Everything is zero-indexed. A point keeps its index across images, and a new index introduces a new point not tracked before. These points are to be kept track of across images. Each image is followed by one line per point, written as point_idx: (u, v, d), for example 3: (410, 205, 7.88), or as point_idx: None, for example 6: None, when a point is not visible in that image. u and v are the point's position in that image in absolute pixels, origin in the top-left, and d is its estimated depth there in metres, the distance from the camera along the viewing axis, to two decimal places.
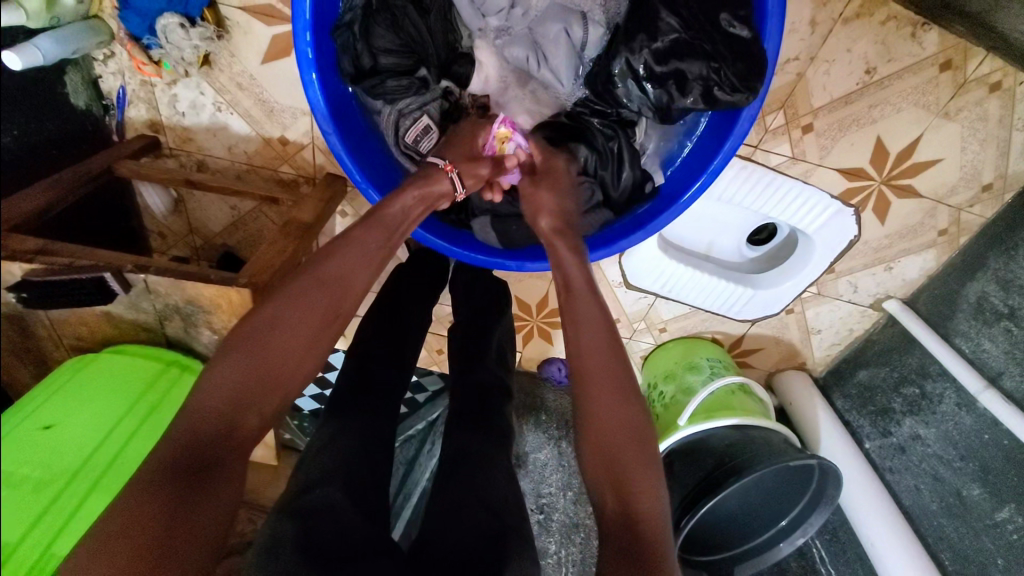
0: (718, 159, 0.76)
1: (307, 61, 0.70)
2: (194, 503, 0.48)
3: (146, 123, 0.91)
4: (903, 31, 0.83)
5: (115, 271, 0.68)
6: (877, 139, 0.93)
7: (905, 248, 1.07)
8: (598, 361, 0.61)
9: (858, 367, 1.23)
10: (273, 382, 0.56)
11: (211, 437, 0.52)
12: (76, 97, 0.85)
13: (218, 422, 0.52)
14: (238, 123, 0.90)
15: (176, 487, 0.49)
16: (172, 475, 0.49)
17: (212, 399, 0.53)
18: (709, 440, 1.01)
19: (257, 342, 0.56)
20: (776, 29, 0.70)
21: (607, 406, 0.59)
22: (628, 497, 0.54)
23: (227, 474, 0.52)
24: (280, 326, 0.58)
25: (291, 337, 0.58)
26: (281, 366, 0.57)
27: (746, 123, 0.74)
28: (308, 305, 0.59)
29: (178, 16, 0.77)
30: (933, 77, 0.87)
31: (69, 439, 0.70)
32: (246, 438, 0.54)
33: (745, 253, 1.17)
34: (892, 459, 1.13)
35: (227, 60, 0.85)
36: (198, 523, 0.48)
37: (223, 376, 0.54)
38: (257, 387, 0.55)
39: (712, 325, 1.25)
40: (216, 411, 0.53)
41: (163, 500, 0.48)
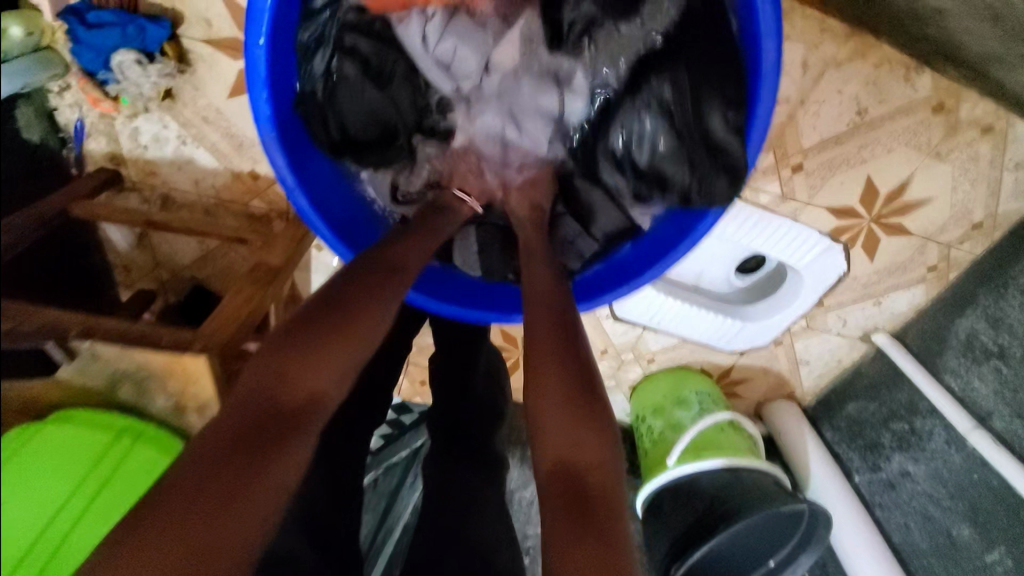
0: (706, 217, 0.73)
1: (264, 115, 0.68)
2: (253, 468, 0.44)
3: (107, 155, 0.86)
4: (896, 72, 0.81)
5: (56, 340, 0.65)
6: (868, 178, 0.91)
7: (894, 283, 1.06)
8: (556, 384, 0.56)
9: (847, 398, 1.22)
10: (345, 342, 0.54)
11: (275, 405, 0.48)
12: (29, 132, 0.79)
13: (286, 391, 0.49)
14: (204, 156, 0.85)
15: (249, 441, 0.45)
16: (232, 436, 0.45)
17: (280, 366, 0.50)
18: (699, 481, 0.99)
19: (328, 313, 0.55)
20: (762, 119, 0.67)
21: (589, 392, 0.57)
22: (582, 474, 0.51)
23: (300, 438, 0.48)
24: (354, 292, 0.57)
25: (366, 315, 0.57)
26: (345, 343, 0.54)
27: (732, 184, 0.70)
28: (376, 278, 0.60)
29: (135, 53, 0.71)
30: (925, 119, 0.85)
31: (17, 515, 0.68)
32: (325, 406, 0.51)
33: (733, 283, 1.15)
34: (882, 495, 1.11)
35: (191, 94, 0.79)
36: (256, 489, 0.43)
37: (283, 349, 0.51)
38: (329, 341, 0.53)
39: (701, 356, 1.23)
40: (282, 377, 0.49)
41: (220, 458, 0.44)
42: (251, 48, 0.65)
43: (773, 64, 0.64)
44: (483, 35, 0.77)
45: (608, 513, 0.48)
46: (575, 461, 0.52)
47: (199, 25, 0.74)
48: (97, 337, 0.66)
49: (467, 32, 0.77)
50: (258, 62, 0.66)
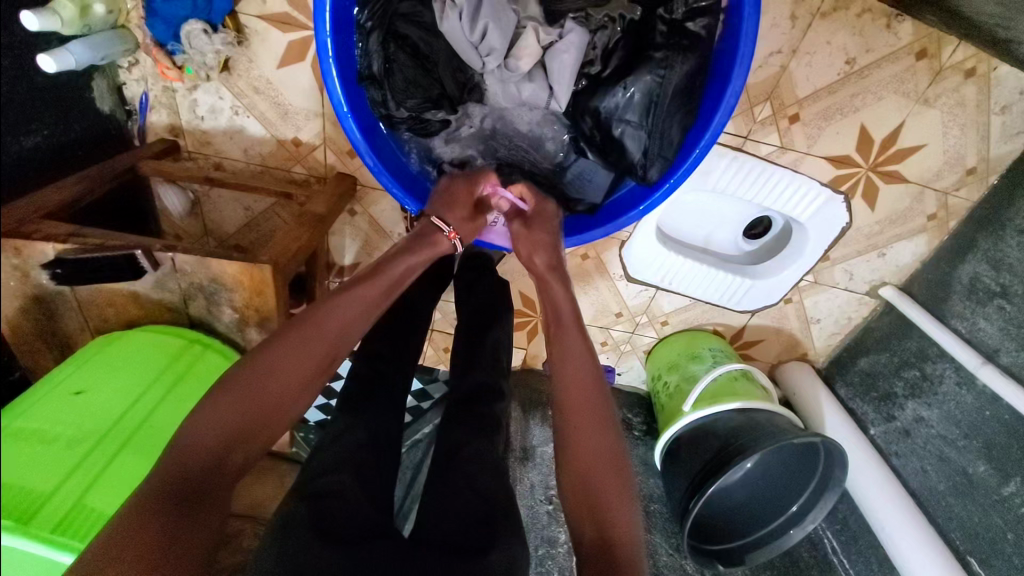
0: (709, 135, 0.71)
1: (325, 47, 0.69)
2: (182, 538, 0.48)
3: (166, 127, 0.97)
4: (878, 22, 0.88)
5: (145, 249, 0.71)
6: (861, 126, 0.97)
7: (897, 234, 1.11)
8: (577, 410, 0.65)
9: (859, 354, 1.25)
10: (267, 423, 0.57)
11: (203, 469, 0.52)
12: (102, 102, 0.91)
13: (208, 453, 0.53)
14: (253, 125, 0.95)
15: (173, 515, 0.49)
16: (167, 503, 0.49)
17: (204, 436, 0.54)
18: (715, 423, 1.03)
19: (265, 369, 0.59)
20: (745, 51, 0.67)
21: (581, 446, 0.62)
22: (605, 523, 0.56)
23: (213, 513, 0.51)
24: (281, 366, 0.60)
25: (292, 379, 0.60)
26: (278, 399, 0.58)
27: (732, 97, 0.68)
28: (309, 348, 0.62)
29: (202, 23, 0.81)
30: (910, 66, 0.91)
31: (100, 403, 0.69)
32: (232, 478, 0.54)
33: (742, 246, 1.20)
34: (897, 444, 1.13)
35: (245, 66, 0.89)
36: (188, 547, 0.48)
37: (220, 410, 0.55)
38: (254, 424, 0.56)
39: (714, 317, 1.28)
40: (208, 450, 0.53)
41: (151, 539, 0.47)
42: None
43: None
44: (508, 12, 0.79)
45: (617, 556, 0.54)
46: (589, 486, 0.59)
47: (255, 2, 0.85)
48: (182, 248, 0.73)
49: (497, 7, 0.78)
50: None
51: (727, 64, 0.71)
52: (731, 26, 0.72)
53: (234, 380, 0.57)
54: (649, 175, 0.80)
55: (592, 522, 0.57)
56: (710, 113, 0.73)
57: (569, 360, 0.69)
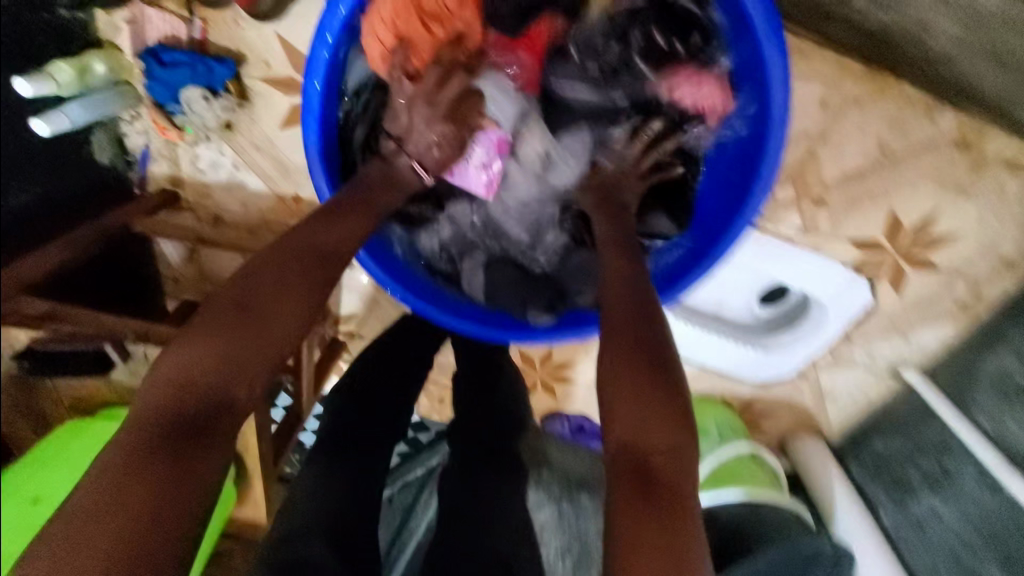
0: (737, 228, 0.73)
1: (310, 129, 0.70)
2: (180, 470, 0.43)
3: (167, 177, 0.93)
4: (918, 109, 0.84)
5: (119, 340, 0.80)
6: (890, 213, 0.92)
7: (922, 318, 1.05)
8: (622, 335, 0.57)
9: (874, 434, 1.16)
10: (266, 349, 0.51)
11: (196, 399, 0.46)
12: (100, 155, 0.88)
13: (204, 389, 0.47)
14: (254, 181, 0.92)
15: (168, 453, 0.43)
16: (157, 438, 0.44)
17: (194, 364, 0.48)
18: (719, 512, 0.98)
19: (263, 295, 0.53)
20: (769, 167, 0.69)
21: (637, 403, 0.51)
22: (656, 484, 0.47)
23: (217, 446, 0.46)
24: (278, 290, 0.53)
25: (289, 303, 0.53)
26: (275, 325, 0.52)
27: (761, 193, 0.70)
28: (305, 269, 0.56)
29: (202, 89, 0.79)
30: (949, 155, 0.87)
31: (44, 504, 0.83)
32: (236, 411, 0.48)
33: (755, 312, 1.14)
34: (909, 534, 1.02)
35: (247, 125, 0.86)
36: (188, 490, 0.43)
37: (207, 341, 0.48)
38: (252, 353, 0.50)
39: (723, 385, 1.23)
40: (206, 378, 0.47)
41: (144, 473, 0.42)
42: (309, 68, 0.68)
43: (781, 74, 0.66)
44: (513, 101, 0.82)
45: (673, 506, 0.46)
46: (639, 444, 0.49)
47: (260, 65, 0.82)
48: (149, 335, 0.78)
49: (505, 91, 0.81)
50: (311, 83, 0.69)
51: (750, 173, 0.73)
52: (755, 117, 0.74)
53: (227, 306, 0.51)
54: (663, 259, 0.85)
55: (634, 486, 0.47)
56: (729, 216, 0.76)
57: (612, 292, 0.62)
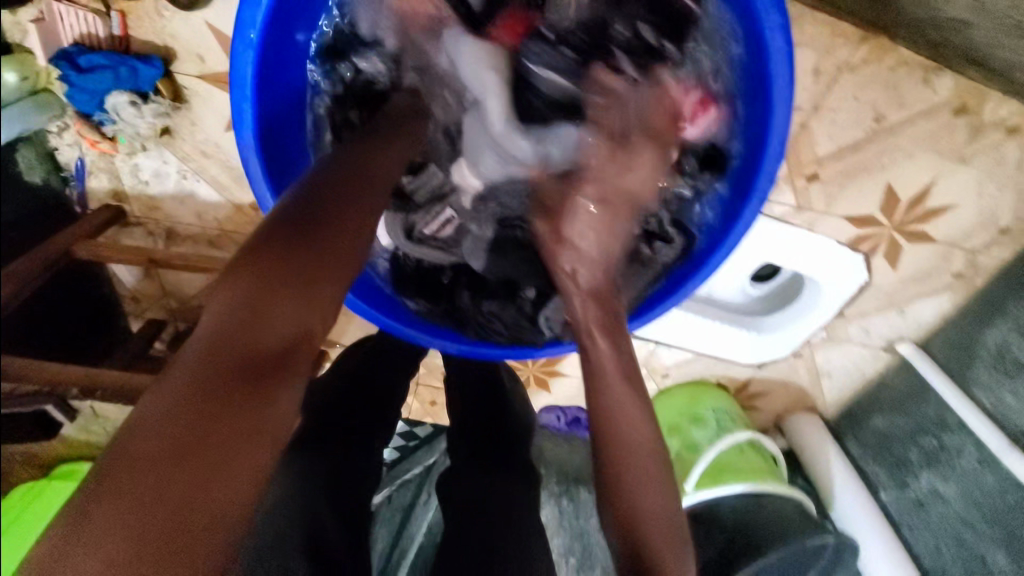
0: (741, 224, 0.67)
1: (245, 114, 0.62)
2: (254, 406, 0.37)
3: (109, 192, 0.85)
4: (915, 75, 0.79)
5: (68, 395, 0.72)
6: (887, 186, 0.88)
7: (918, 291, 1.02)
8: (615, 376, 0.55)
9: (873, 411, 1.14)
10: (333, 274, 0.44)
11: (263, 341, 0.39)
12: (30, 174, 0.80)
13: (276, 321, 0.40)
14: (206, 190, 0.85)
15: (245, 388, 0.37)
16: (226, 373, 0.37)
17: (259, 294, 0.41)
18: (719, 506, 0.97)
19: (325, 215, 0.45)
20: (775, 148, 0.63)
21: (630, 416, 0.54)
22: (631, 531, 0.50)
23: (292, 379, 0.40)
24: (342, 211, 0.47)
25: (351, 224, 0.47)
26: (343, 247, 0.46)
27: (766, 180, 0.64)
28: (360, 193, 0.49)
29: (128, 94, 0.70)
30: (947, 123, 0.82)
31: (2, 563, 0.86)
32: (309, 342, 0.42)
33: (749, 292, 1.11)
34: (911, 516, 1.03)
35: (187, 130, 0.78)
36: (263, 429, 0.37)
37: (270, 264, 0.41)
38: (322, 274, 0.43)
39: (717, 369, 1.20)
40: (273, 305, 0.41)
41: (212, 413, 0.36)
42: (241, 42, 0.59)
43: (783, 46, 0.60)
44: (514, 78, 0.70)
45: (653, 563, 0.48)
46: (618, 446, 0.53)
47: (193, 61, 0.73)
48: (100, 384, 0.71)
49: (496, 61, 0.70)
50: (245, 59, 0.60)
51: (755, 153, 0.67)
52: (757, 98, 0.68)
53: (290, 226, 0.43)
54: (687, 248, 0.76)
55: (620, 516, 0.51)
56: (734, 203, 0.70)
57: (594, 307, 0.60)
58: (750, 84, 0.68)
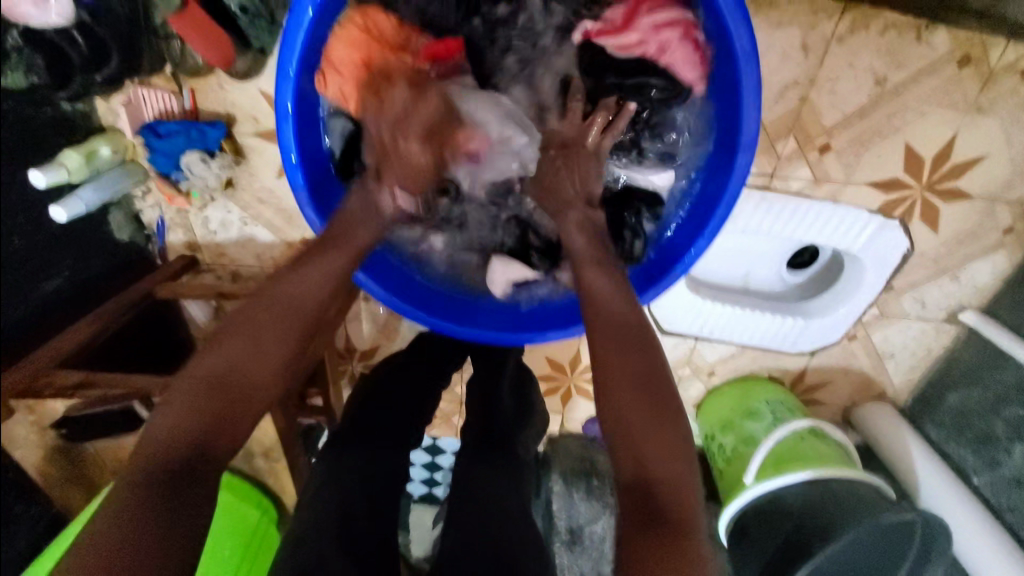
0: (732, 182, 0.67)
1: (297, 181, 0.69)
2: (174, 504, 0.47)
3: (184, 244, 0.99)
4: (907, 36, 0.80)
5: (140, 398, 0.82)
6: (906, 146, 0.88)
7: (968, 253, 0.97)
8: (608, 345, 0.58)
9: (946, 390, 1.07)
10: (246, 396, 0.55)
11: (178, 454, 0.49)
12: (120, 233, 0.94)
13: (184, 444, 0.50)
14: (264, 233, 0.96)
15: (152, 500, 0.47)
16: (154, 483, 0.48)
17: (178, 422, 0.51)
18: (783, 498, 0.91)
19: (241, 341, 0.56)
20: (752, 111, 0.64)
21: (631, 408, 0.54)
22: (657, 495, 0.50)
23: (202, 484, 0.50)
24: (251, 341, 0.56)
25: (274, 342, 0.57)
26: (253, 373, 0.55)
27: (752, 126, 0.64)
28: (282, 321, 0.59)
29: (199, 152, 0.83)
30: (953, 75, 0.82)
31: None
32: (221, 452, 0.52)
33: (786, 279, 1.09)
34: (1010, 495, 0.93)
35: (247, 180, 0.90)
36: (177, 523, 0.47)
37: (186, 399, 0.52)
38: (237, 399, 0.54)
39: (767, 362, 1.15)
40: (184, 420, 0.51)
41: (126, 533, 0.45)
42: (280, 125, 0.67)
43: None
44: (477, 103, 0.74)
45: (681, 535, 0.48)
46: (649, 467, 0.51)
47: (248, 122, 0.86)
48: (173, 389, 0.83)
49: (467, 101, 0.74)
50: (285, 135, 0.67)
51: (733, 112, 0.67)
52: (720, 41, 0.66)
53: (217, 353, 0.55)
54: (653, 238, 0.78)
55: (628, 456, 0.53)
56: (719, 172, 0.71)
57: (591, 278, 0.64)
58: (717, 75, 0.71)
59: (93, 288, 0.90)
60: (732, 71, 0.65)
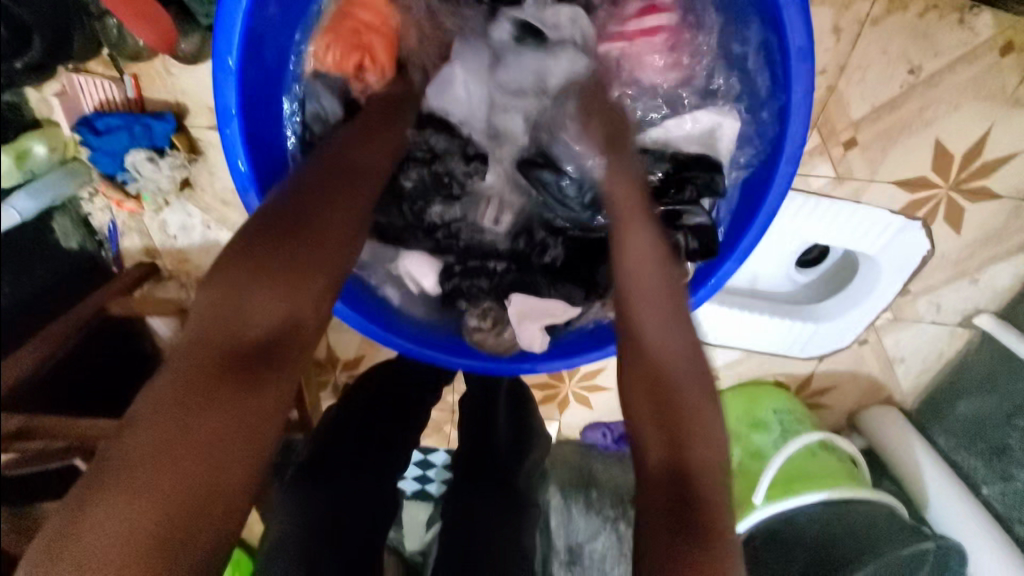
0: (776, 195, 0.61)
1: (234, 153, 0.59)
2: (227, 417, 0.41)
3: (142, 251, 0.88)
4: (947, 19, 0.72)
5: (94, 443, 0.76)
6: (936, 142, 0.81)
7: (992, 255, 0.91)
8: (650, 291, 0.54)
9: (958, 397, 1.02)
10: (307, 286, 0.48)
11: (242, 348, 0.44)
12: (67, 240, 0.84)
13: (248, 337, 0.44)
14: (229, 237, 0.86)
15: (216, 398, 0.41)
16: (214, 376, 0.42)
17: (243, 315, 0.45)
18: (797, 520, 0.88)
19: (291, 224, 0.48)
20: (798, 126, 0.58)
21: (666, 354, 0.52)
22: (683, 441, 0.48)
23: (270, 381, 0.45)
24: (310, 225, 0.49)
25: (336, 218, 0.50)
26: (318, 257, 0.49)
27: (798, 137, 0.58)
28: (343, 206, 0.51)
29: (145, 151, 0.73)
30: (992, 65, 0.74)
31: None
32: (292, 347, 0.47)
33: (795, 279, 1.02)
34: (1022, 509, 0.89)
35: (207, 180, 0.80)
36: (246, 424, 0.42)
37: (238, 291, 0.45)
38: (299, 292, 0.47)
39: (773, 366, 1.10)
40: (239, 318, 0.45)
41: (175, 441, 0.39)
42: (219, 82, 0.57)
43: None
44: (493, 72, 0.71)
45: (710, 520, 0.45)
46: (673, 422, 0.49)
47: (204, 113, 0.75)
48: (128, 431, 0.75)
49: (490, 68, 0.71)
50: (225, 94, 0.58)
51: (780, 119, 0.61)
52: (768, 40, 0.61)
53: (266, 233, 0.47)
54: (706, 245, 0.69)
55: (655, 426, 0.49)
56: (759, 190, 0.65)
57: (625, 220, 0.58)
58: (762, 71, 0.65)
59: (43, 307, 0.85)
60: (783, 79, 0.59)
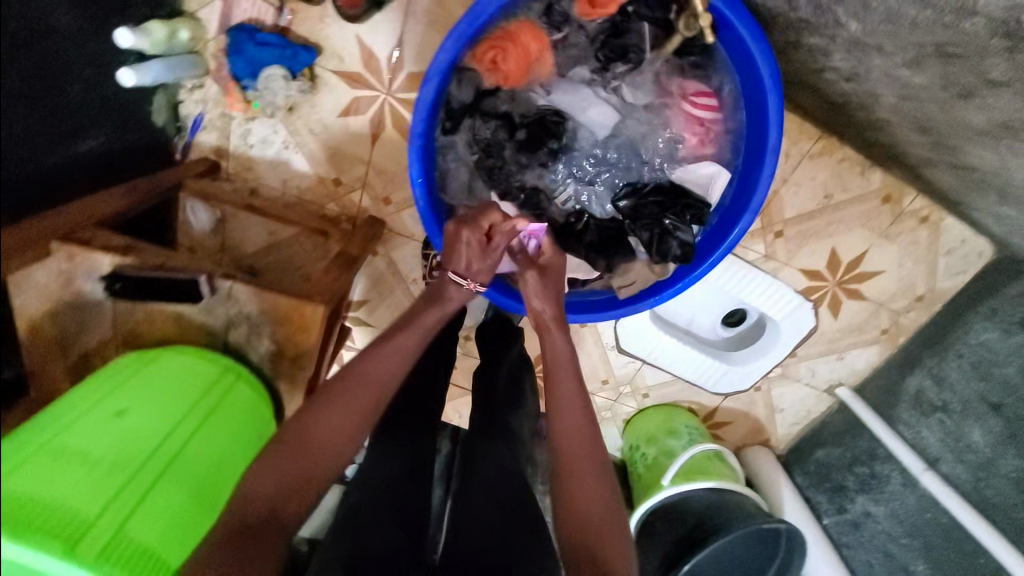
0: (737, 230, 0.83)
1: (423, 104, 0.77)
2: (251, 552, 0.54)
3: (212, 148, 1.00)
4: (854, 169, 1.08)
5: (208, 275, 0.79)
6: (832, 249, 1.15)
7: (853, 342, 1.26)
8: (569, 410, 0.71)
9: (815, 446, 1.34)
10: (315, 467, 0.62)
11: (260, 512, 0.57)
12: (156, 116, 0.95)
13: (262, 509, 0.58)
14: (299, 161, 1.00)
15: (232, 546, 0.54)
16: (232, 535, 0.55)
17: (257, 488, 0.59)
18: (689, 500, 1.11)
19: (303, 426, 0.64)
20: (764, 186, 0.81)
21: (578, 477, 0.66)
22: (596, 545, 0.60)
23: (269, 545, 0.56)
24: (312, 429, 0.64)
25: (334, 421, 0.65)
26: (320, 460, 0.63)
27: (762, 194, 0.81)
28: (351, 400, 0.67)
29: (283, 70, 0.91)
30: (876, 207, 1.11)
31: (135, 427, 0.66)
32: (290, 523, 0.59)
33: (720, 332, 1.31)
34: (848, 535, 1.21)
35: (307, 109, 0.97)
36: (252, 562, 0.53)
37: (270, 472, 0.60)
38: (310, 470, 0.62)
39: (690, 395, 1.36)
40: (263, 490, 0.59)
41: (227, 552, 0.53)
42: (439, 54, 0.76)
43: (777, 103, 0.77)
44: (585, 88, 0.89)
45: None
46: (583, 524, 0.62)
47: (333, 59, 0.95)
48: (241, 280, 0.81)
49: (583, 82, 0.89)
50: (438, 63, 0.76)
51: (750, 180, 0.84)
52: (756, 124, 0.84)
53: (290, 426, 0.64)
54: (686, 254, 0.88)
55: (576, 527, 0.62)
56: (728, 225, 0.87)
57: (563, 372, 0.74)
58: (748, 143, 0.87)
59: (117, 168, 0.89)
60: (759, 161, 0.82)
